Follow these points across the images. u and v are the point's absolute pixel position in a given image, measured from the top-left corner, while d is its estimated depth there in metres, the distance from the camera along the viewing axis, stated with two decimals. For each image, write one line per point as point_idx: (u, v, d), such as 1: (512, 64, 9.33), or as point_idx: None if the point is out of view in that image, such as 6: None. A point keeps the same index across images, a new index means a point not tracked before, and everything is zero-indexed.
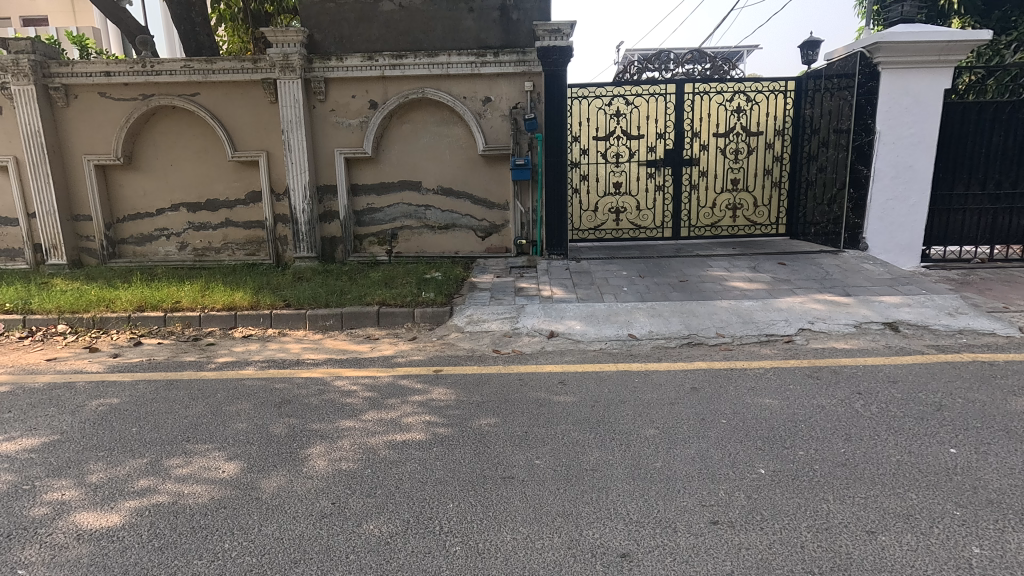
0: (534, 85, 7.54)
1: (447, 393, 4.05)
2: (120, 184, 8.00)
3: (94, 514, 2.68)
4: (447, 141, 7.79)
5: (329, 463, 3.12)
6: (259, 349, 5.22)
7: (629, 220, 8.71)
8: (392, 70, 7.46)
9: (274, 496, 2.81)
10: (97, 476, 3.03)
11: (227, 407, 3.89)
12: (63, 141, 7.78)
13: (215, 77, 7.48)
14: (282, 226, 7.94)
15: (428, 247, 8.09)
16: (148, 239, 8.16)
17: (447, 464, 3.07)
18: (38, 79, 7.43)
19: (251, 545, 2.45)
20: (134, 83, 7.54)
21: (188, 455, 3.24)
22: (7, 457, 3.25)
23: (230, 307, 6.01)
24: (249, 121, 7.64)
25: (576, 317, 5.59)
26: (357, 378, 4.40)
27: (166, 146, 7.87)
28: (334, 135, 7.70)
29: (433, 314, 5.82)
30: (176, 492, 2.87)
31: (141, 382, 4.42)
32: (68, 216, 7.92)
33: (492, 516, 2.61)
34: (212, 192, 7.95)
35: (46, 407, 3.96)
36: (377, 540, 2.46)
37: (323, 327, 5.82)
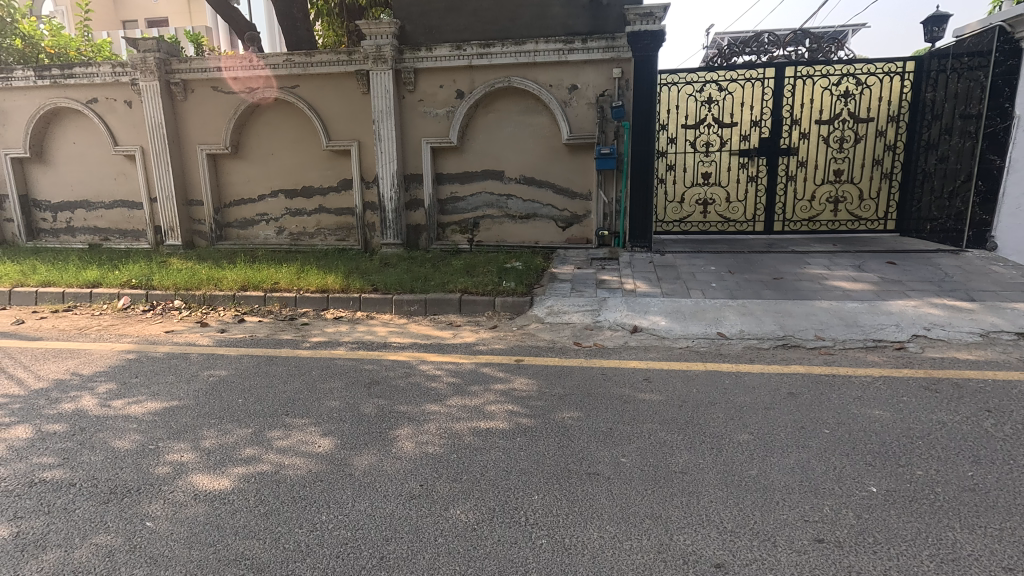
0: (622, 71, 7.33)
1: (528, 383, 4.04)
2: (227, 171, 8.61)
3: (208, 477, 2.92)
4: (532, 131, 7.76)
5: (415, 445, 3.20)
6: (348, 331, 5.46)
7: (718, 213, 8.31)
8: (479, 60, 7.50)
9: (366, 474, 2.92)
10: (210, 442, 3.28)
11: (322, 384, 4.11)
12: (181, 132, 8.47)
13: (313, 70, 7.85)
14: (371, 213, 8.24)
15: (508, 236, 8.13)
16: (250, 223, 8.74)
17: (530, 455, 3.06)
18: (161, 75, 8.14)
19: (345, 519, 2.56)
20: (242, 78, 8.07)
21: (287, 428, 3.43)
22: (133, 418, 3.61)
23: (323, 290, 6.34)
24: (343, 111, 7.97)
25: (660, 313, 5.41)
26: (441, 363, 4.50)
27: (268, 136, 8.38)
28: (421, 125, 7.88)
29: (513, 303, 5.84)
30: (277, 462, 3.06)
31: (245, 357, 4.75)
32: (184, 202, 8.64)
33: (579, 512, 2.57)
34: (307, 180, 8.39)
35: (165, 375, 4.36)
36: (464, 525, 2.49)
37: (408, 312, 6.00)
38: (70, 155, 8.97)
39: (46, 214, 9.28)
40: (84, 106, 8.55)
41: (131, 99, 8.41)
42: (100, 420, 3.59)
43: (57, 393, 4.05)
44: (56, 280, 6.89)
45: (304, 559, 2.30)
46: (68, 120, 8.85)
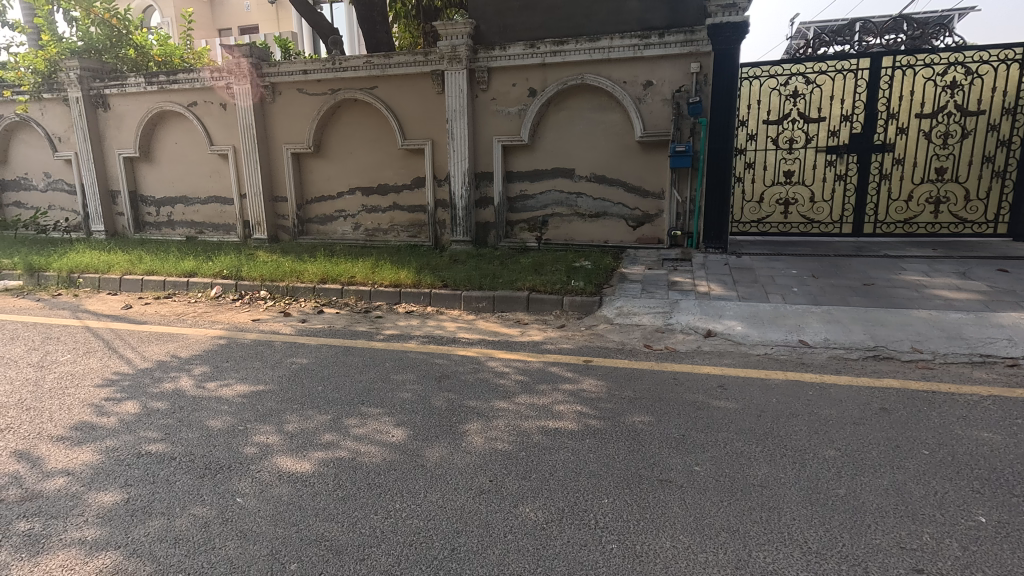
0: (701, 66, 7.09)
1: (597, 385, 3.99)
2: (309, 169, 9.06)
3: (291, 459, 3.08)
4: (604, 128, 7.66)
5: (485, 441, 3.24)
6: (419, 325, 5.61)
7: (800, 213, 7.86)
8: (552, 57, 7.48)
9: (437, 466, 2.99)
10: (292, 426, 3.47)
11: (395, 375, 4.25)
12: (269, 132, 9.00)
13: (391, 71, 8.11)
14: (442, 210, 8.43)
15: (577, 235, 8.06)
16: (329, 219, 9.15)
17: (600, 458, 3.01)
18: (253, 79, 8.69)
19: (418, 509, 2.62)
20: (325, 80, 8.46)
21: (363, 417, 3.57)
22: (225, 400, 3.88)
23: (396, 285, 6.55)
24: (418, 111, 8.18)
25: (736, 318, 5.18)
26: (509, 360, 4.53)
27: (347, 136, 8.74)
28: (492, 123, 7.95)
29: (581, 302, 5.79)
30: (354, 449, 3.19)
31: (323, 346, 4.99)
32: (270, 198, 9.17)
33: (652, 520, 2.50)
34: (383, 177, 8.68)
35: (252, 360, 4.66)
36: (534, 524, 2.49)
37: (477, 308, 6.08)
38: (172, 155, 9.75)
39: (151, 209, 10.14)
40: (185, 109, 9.27)
41: (226, 102, 9.03)
42: (196, 400, 3.89)
43: (159, 373, 4.42)
44: (158, 269, 7.52)
45: (379, 545, 2.38)
46: (171, 123, 9.62)
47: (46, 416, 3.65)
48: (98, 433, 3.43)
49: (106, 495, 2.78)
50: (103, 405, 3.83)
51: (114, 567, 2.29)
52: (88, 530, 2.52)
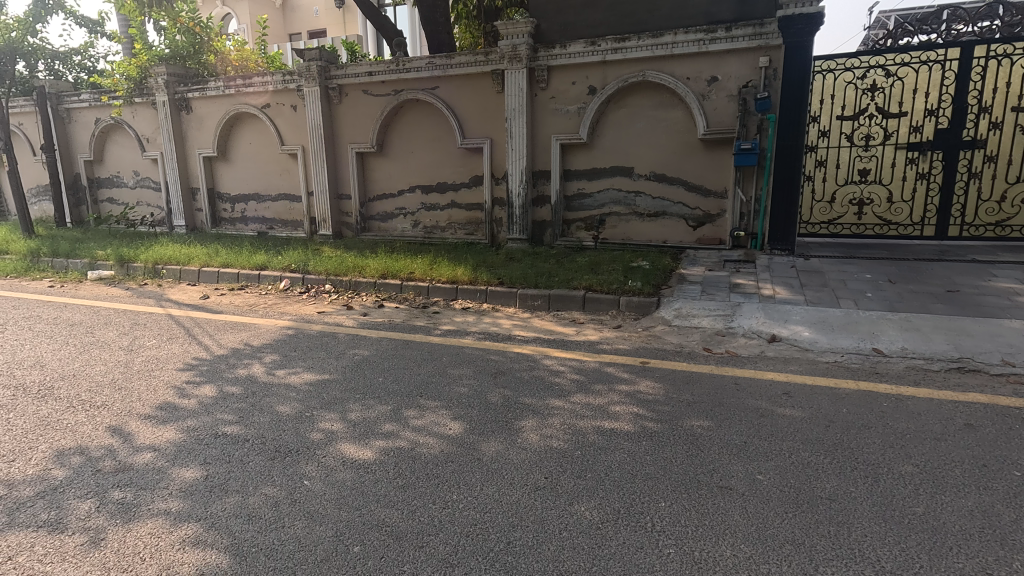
0: (770, 60, 6.82)
1: (654, 387, 3.92)
2: (372, 168, 9.36)
3: (354, 446, 3.21)
4: (665, 126, 7.50)
5: (540, 438, 3.26)
6: (475, 321, 5.70)
7: (876, 214, 7.43)
8: (613, 54, 7.38)
9: (492, 460, 3.03)
10: (355, 415, 3.61)
11: (452, 370, 4.34)
12: (335, 132, 9.35)
13: (452, 71, 8.25)
14: (499, 209, 8.50)
15: (635, 235, 7.93)
16: (389, 216, 9.41)
17: (657, 461, 2.97)
18: (322, 81, 9.07)
19: (475, 501, 2.67)
20: (389, 81, 8.71)
21: (421, 409, 3.67)
22: (293, 387, 4.09)
23: (453, 281, 6.67)
24: (477, 110, 8.29)
25: (803, 323, 4.95)
26: (564, 359, 4.53)
27: (409, 135, 8.97)
28: (551, 121, 7.95)
29: (639, 303, 5.71)
30: (413, 439, 3.28)
31: (384, 339, 5.16)
32: (335, 195, 9.54)
33: (711, 527, 2.44)
34: (442, 176, 8.85)
35: (318, 350, 4.88)
36: (588, 523, 2.49)
37: (532, 306, 6.11)
38: (247, 154, 10.31)
39: (226, 205, 10.76)
40: (259, 110, 9.78)
41: (296, 104, 9.47)
42: (266, 386, 4.11)
43: (234, 360, 4.70)
44: (233, 262, 7.98)
45: (437, 534, 2.44)
46: (246, 124, 10.18)
47: (136, 396, 3.97)
48: (180, 413, 3.69)
49: (188, 471, 2.99)
50: (185, 388, 4.12)
51: (195, 537, 2.46)
52: (172, 502, 2.72)
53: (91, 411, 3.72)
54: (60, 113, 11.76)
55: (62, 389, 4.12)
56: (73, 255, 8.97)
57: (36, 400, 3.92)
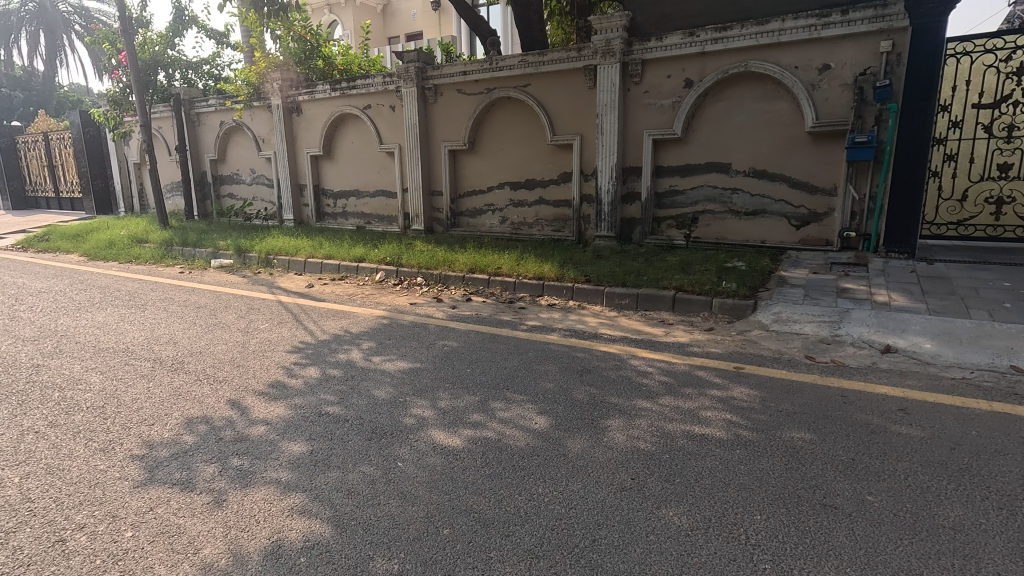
0: (893, 44, 6.26)
1: (750, 394, 3.73)
2: (463, 165, 9.60)
3: (444, 434, 3.33)
4: (768, 119, 7.08)
5: (626, 438, 3.21)
6: (561, 318, 5.70)
7: (1017, 214, 6.65)
8: (713, 45, 7.07)
9: (578, 457, 3.03)
10: (445, 403, 3.75)
11: (538, 365, 4.37)
12: (429, 131, 9.70)
13: (543, 68, 8.29)
14: (587, 206, 8.42)
15: (730, 234, 7.57)
16: (478, 213, 9.60)
17: (752, 471, 2.82)
18: (419, 82, 9.45)
19: (560, 496, 2.68)
20: (482, 80, 8.91)
21: (508, 402, 3.73)
22: (388, 373, 4.31)
23: (540, 278, 6.70)
24: (568, 107, 8.26)
25: (924, 334, 4.50)
26: (652, 360, 4.42)
27: (499, 133, 9.11)
28: (644, 116, 7.76)
29: (733, 306, 5.46)
30: (500, 431, 3.35)
31: (472, 332, 5.30)
32: (428, 192, 9.89)
33: (812, 546, 2.29)
34: (531, 172, 8.91)
35: (409, 339, 5.10)
36: (677, 529, 2.42)
37: (619, 305, 6.01)
38: (349, 152, 10.96)
39: (329, 201, 11.50)
40: (361, 111, 10.36)
41: (395, 104, 9.93)
42: (364, 371, 4.37)
43: (335, 345, 5.03)
44: (334, 254, 8.52)
45: (523, 524, 2.48)
46: (349, 124, 10.81)
47: (252, 373, 4.36)
48: (288, 391, 4.01)
49: (296, 445, 3.25)
50: (293, 368, 4.47)
51: (302, 506, 2.67)
52: (282, 472, 2.97)
53: (214, 385, 4.14)
54: (192, 117, 13.13)
55: (191, 363, 4.62)
56: (199, 245, 10.00)
57: (170, 372, 4.42)
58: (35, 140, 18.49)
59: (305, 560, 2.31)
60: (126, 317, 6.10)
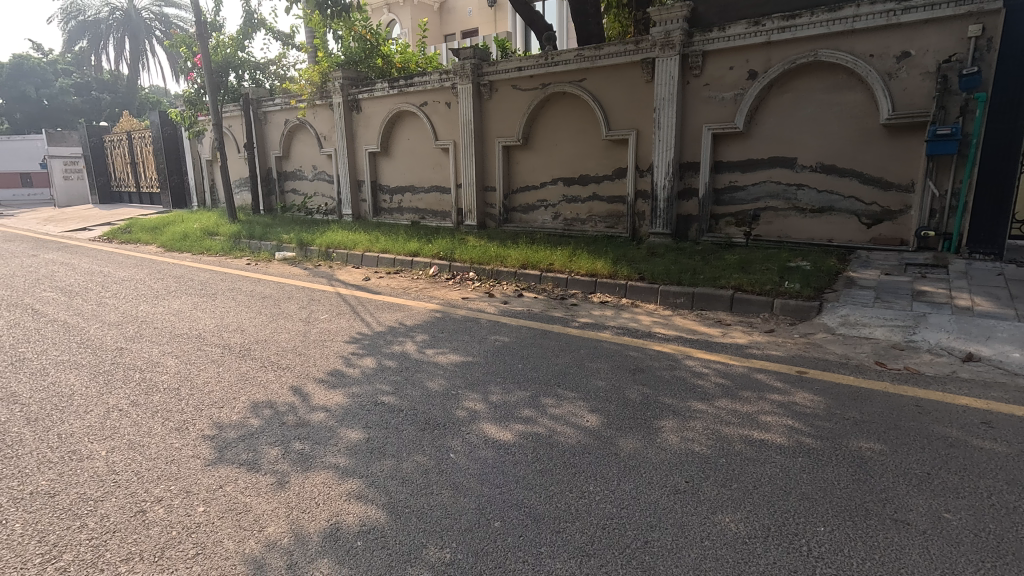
0: (982, 28, 5.82)
1: (813, 399, 3.57)
2: (517, 161, 9.61)
3: (495, 428, 3.35)
4: (838, 110, 6.73)
5: (681, 440, 3.14)
6: (614, 316, 5.62)
7: None
8: (780, 34, 6.77)
9: (630, 457, 2.98)
10: (496, 397, 3.78)
11: (590, 363, 4.33)
12: (484, 127, 9.77)
13: (600, 62, 8.18)
14: (642, 202, 8.25)
15: (794, 232, 7.24)
16: (530, 208, 9.59)
17: (816, 481, 2.70)
18: (474, 79, 9.54)
19: (612, 495, 2.65)
20: (537, 75, 8.89)
21: (559, 398, 3.72)
22: (441, 365, 4.39)
23: (593, 275, 6.64)
24: (625, 101, 8.12)
25: (1011, 343, 4.16)
26: (708, 361, 4.29)
27: (554, 128, 9.06)
28: (704, 109, 7.52)
29: (796, 307, 5.23)
30: (550, 427, 3.35)
31: (523, 327, 5.31)
32: (481, 188, 9.97)
33: (881, 562, 2.16)
34: (584, 168, 8.82)
35: (462, 333, 5.18)
36: (734, 536, 2.34)
37: (674, 304, 5.88)
38: (405, 149, 11.19)
39: (386, 196, 11.78)
40: (418, 108, 10.56)
41: (451, 100, 10.06)
42: (417, 363, 4.47)
43: (391, 337, 5.16)
44: (390, 248, 8.74)
45: (574, 522, 2.47)
46: (406, 121, 11.04)
47: (312, 362, 4.55)
48: (346, 380, 4.16)
49: (353, 432, 3.36)
50: (351, 358, 4.63)
51: (358, 492, 2.76)
52: (340, 458, 3.08)
53: (278, 371, 4.35)
54: (259, 116, 13.77)
55: (257, 350, 4.86)
56: (264, 238, 10.50)
57: (238, 358, 4.67)
58: (120, 138, 19.92)
59: (362, 544, 2.39)
60: (199, 304, 6.49)
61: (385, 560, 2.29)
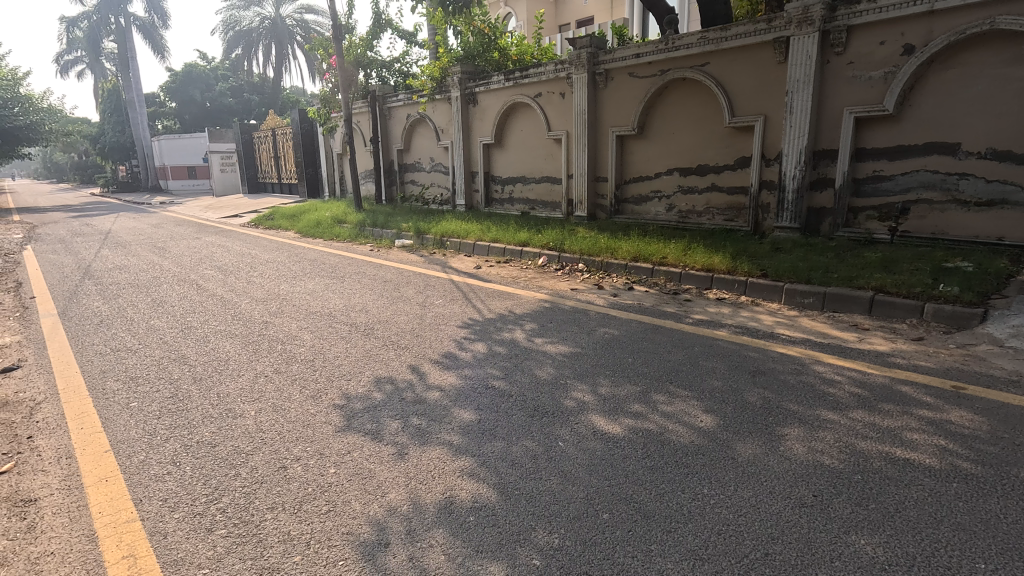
0: None
1: (974, 420, 3.12)
2: (630, 151, 9.37)
3: (604, 420, 3.33)
4: (1018, 87, 5.82)
5: (808, 450, 2.90)
6: (732, 314, 5.31)
7: None
8: (946, 1, 5.95)
9: (750, 462, 2.82)
10: (605, 390, 3.74)
11: (704, 362, 4.13)
12: (598, 116, 9.63)
13: (726, 44, 7.70)
14: (767, 193, 7.68)
15: (952, 228, 6.37)
16: (643, 200, 9.31)
17: (976, 512, 2.36)
18: (590, 68, 9.42)
19: (728, 501, 2.52)
20: (656, 61, 8.57)
21: (671, 395, 3.60)
22: (550, 354, 4.44)
23: (710, 270, 6.32)
24: (752, 85, 7.60)
25: None
26: (842, 368, 3.91)
27: (671, 116, 8.69)
28: (845, 91, 6.82)
29: (952, 314, 4.62)
30: (662, 424, 3.25)
31: (633, 321, 5.19)
32: (592, 178, 9.85)
33: None
34: (703, 157, 8.38)
35: (570, 324, 5.18)
36: (871, 559, 2.13)
37: (801, 304, 5.43)
38: (518, 140, 11.34)
39: (497, 186, 12.04)
40: (532, 99, 10.66)
41: (565, 91, 10.04)
42: (526, 351, 4.54)
43: (501, 324, 5.29)
44: (501, 238, 8.94)
45: (686, 523, 2.39)
46: (520, 112, 11.18)
47: (429, 343, 4.80)
48: (459, 362, 4.35)
49: (466, 413, 3.50)
50: (463, 342, 4.82)
51: (470, 469, 2.88)
52: (454, 436, 3.22)
53: (398, 350, 4.64)
54: (385, 111, 14.69)
55: (379, 330, 5.23)
56: (385, 226, 11.22)
57: (363, 336, 5.06)
58: (266, 135, 22.23)
59: (475, 519, 2.49)
60: (330, 286, 7.11)
61: (496, 538, 2.37)
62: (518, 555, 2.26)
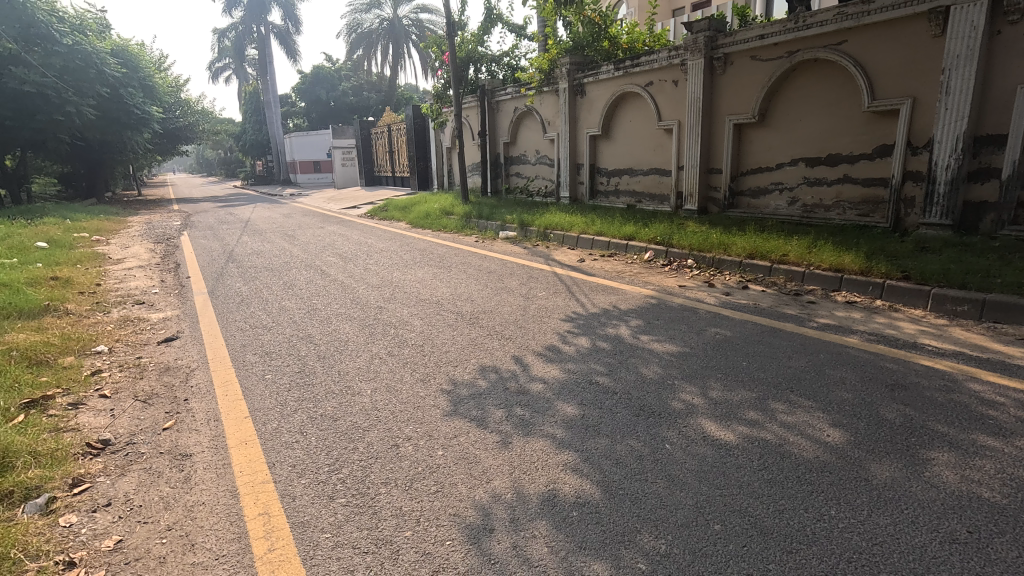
0: None
1: None
2: (749, 140, 8.76)
3: (715, 425, 3.15)
4: None
5: (960, 479, 2.55)
6: (864, 319, 4.80)
7: None
8: None
9: (887, 486, 2.53)
10: (717, 394, 3.54)
11: (831, 370, 3.77)
12: (713, 104, 9.11)
13: (868, 19, 6.93)
14: (913, 185, 6.83)
15: None
16: (762, 192, 8.67)
17: None
18: (707, 53, 8.92)
19: (860, 526, 2.28)
20: (782, 42, 7.92)
21: (791, 405, 3.33)
22: (656, 353, 4.28)
23: (839, 270, 5.75)
24: (899, 63, 6.77)
25: None
26: (1005, 387, 3.38)
27: (799, 101, 8.00)
28: (1020, 66, 5.88)
29: None
30: (781, 435, 3.01)
31: (748, 323, 4.86)
32: (705, 170, 9.35)
33: None
34: (835, 146, 7.62)
35: (678, 322, 4.96)
36: None
37: (952, 312, 4.78)
38: (626, 130, 11.05)
39: (603, 179, 11.82)
40: (642, 88, 10.32)
41: (678, 78, 9.60)
42: (631, 348, 4.42)
43: (605, 319, 5.20)
44: (605, 231, 8.78)
45: (810, 545, 2.19)
46: (629, 102, 10.88)
47: (532, 335, 4.83)
48: (562, 356, 4.32)
49: (569, 408, 3.47)
50: (566, 335, 4.79)
51: (574, 465, 2.86)
52: (557, 430, 3.22)
53: (502, 341, 4.72)
54: (493, 105, 14.98)
55: (484, 319, 5.35)
56: (490, 218, 11.46)
57: (468, 325, 5.21)
58: (383, 131, 23.60)
59: (578, 515, 2.47)
60: (438, 275, 7.40)
61: (600, 536, 2.33)
62: (623, 556, 2.21)
